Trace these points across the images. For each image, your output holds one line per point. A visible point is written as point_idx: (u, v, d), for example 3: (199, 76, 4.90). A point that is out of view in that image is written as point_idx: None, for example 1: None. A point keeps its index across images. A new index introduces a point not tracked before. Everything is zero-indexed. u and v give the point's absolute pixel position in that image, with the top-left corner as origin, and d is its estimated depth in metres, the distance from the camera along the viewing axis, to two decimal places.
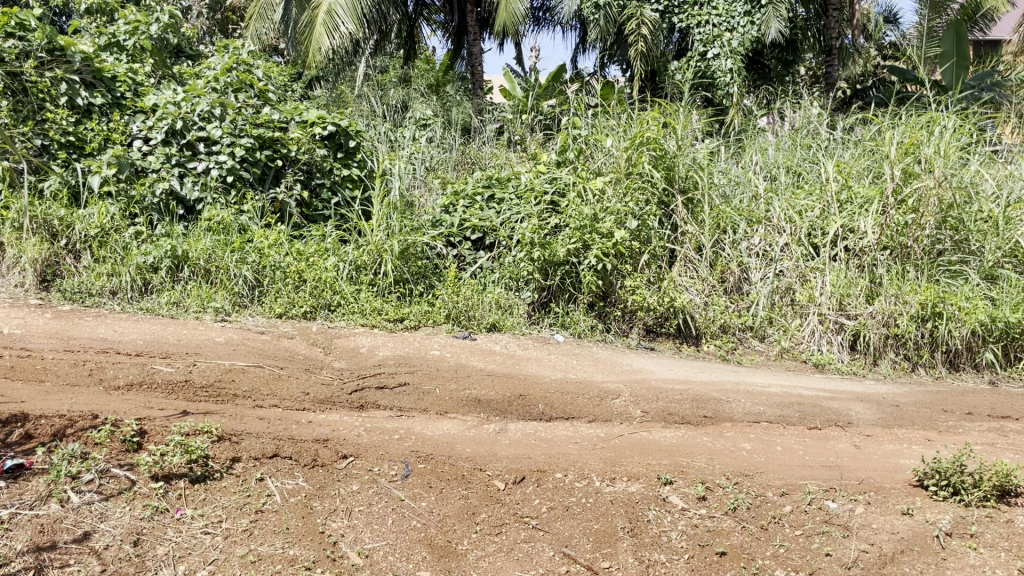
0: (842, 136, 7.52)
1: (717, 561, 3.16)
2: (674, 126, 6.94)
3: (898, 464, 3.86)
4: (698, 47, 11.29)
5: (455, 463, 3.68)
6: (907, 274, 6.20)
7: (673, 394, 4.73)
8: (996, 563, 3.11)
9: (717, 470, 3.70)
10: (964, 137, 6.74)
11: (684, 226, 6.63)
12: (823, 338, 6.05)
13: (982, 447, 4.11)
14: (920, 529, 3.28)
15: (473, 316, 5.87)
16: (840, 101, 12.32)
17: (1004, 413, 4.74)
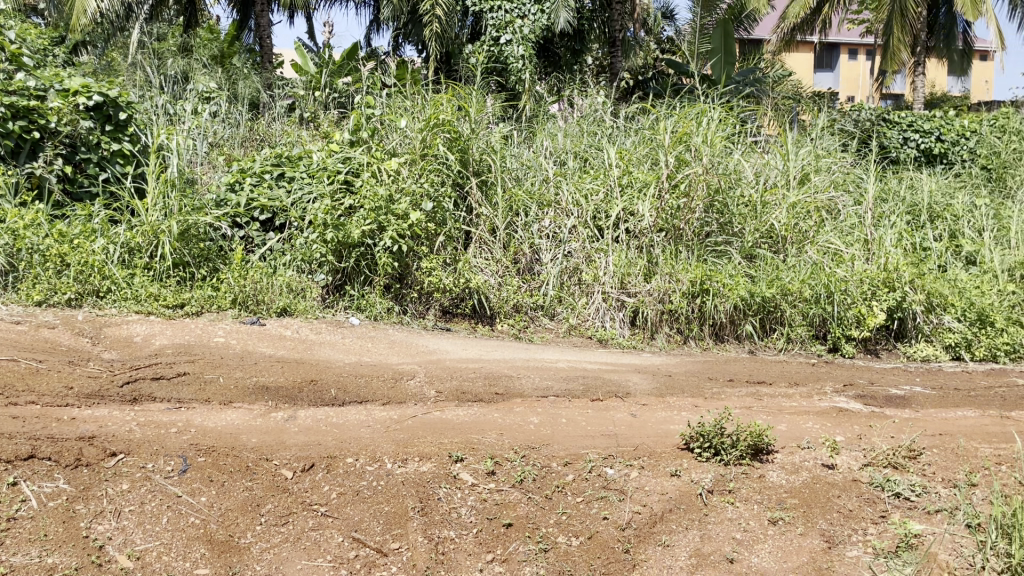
0: (623, 125, 7.97)
1: (503, 533, 3.27)
2: (467, 109, 7.03)
3: (669, 430, 4.17)
4: (491, 31, 11.40)
5: (239, 454, 3.51)
6: (680, 254, 6.69)
7: (466, 372, 4.83)
8: (750, 514, 3.44)
9: (506, 445, 3.81)
10: (727, 129, 7.40)
11: (479, 209, 6.77)
12: (606, 315, 6.39)
13: (739, 411, 4.52)
14: (686, 489, 3.56)
15: (261, 300, 5.63)
16: (623, 92, 13.02)
17: (759, 378, 5.27)
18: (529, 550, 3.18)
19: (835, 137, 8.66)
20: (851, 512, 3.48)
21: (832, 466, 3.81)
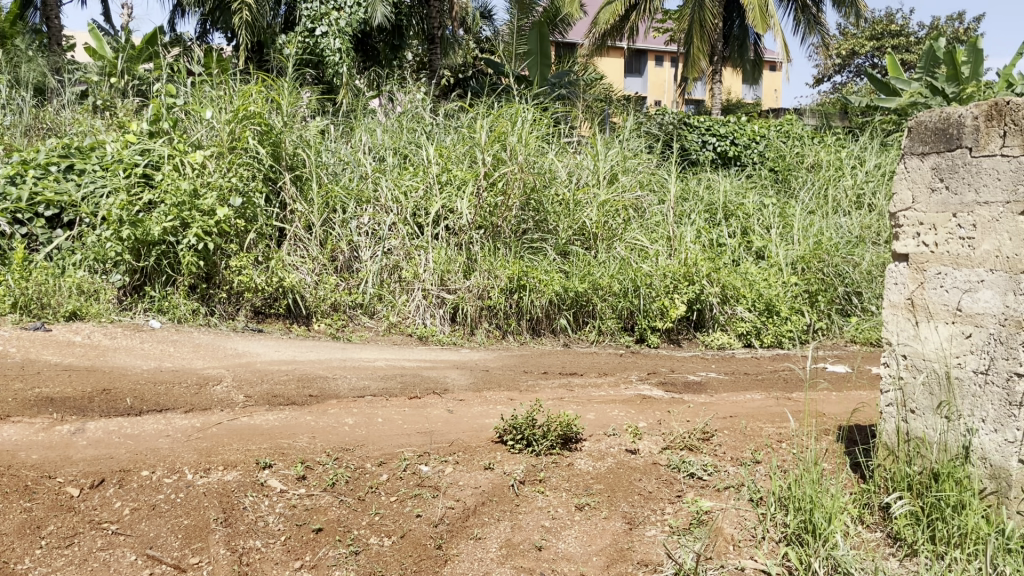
0: (443, 122, 8.00)
1: (312, 538, 3.18)
2: (279, 102, 6.84)
3: (484, 424, 4.24)
4: (306, 22, 11.09)
5: (16, 472, 3.26)
6: (498, 250, 6.80)
7: (278, 374, 4.69)
8: (558, 502, 3.55)
9: (318, 449, 3.73)
10: (540, 129, 7.65)
11: (293, 204, 6.58)
12: (427, 312, 6.38)
13: (552, 402, 4.68)
14: (499, 481, 3.63)
15: (47, 304, 5.19)
16: (442, 89, 13.10)
17: (571, 369, 5.51)
18: (338, 554, 3.12)
19: (641, 139, 9.12)
20: (650, 494, 3.67)
21: (635, 452, 4.02)
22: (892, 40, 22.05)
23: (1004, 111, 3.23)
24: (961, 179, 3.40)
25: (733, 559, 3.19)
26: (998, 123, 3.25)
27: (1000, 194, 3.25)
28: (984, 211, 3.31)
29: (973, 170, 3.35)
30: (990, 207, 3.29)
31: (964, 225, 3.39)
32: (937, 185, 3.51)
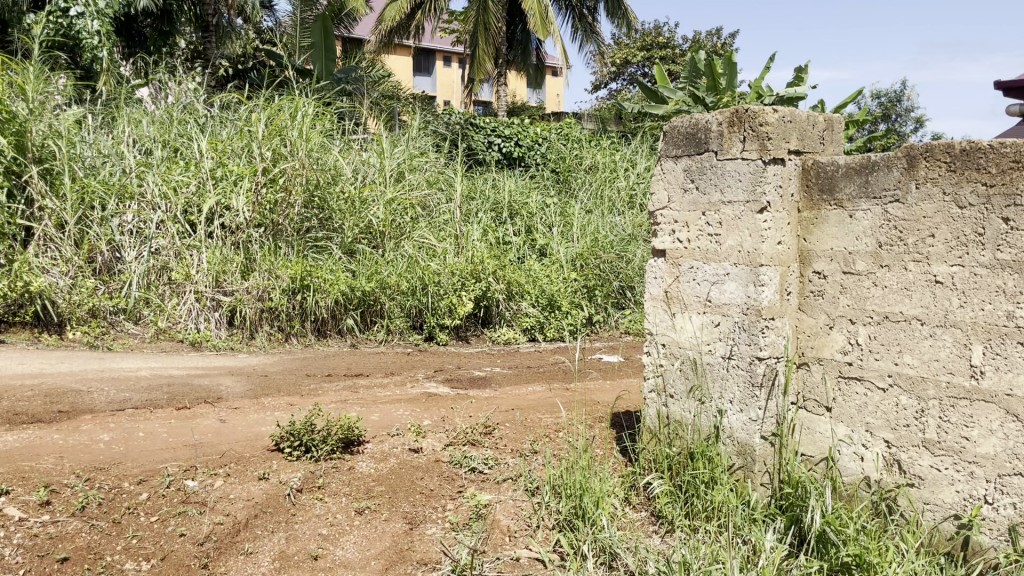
0: (218, 114, 7.57)
1: (56, 569, 2.87)
2: (22, 87, 6.18)
3: (260, 432, 4.04)
4: (58, 1, 10.11)
5: None
6: (279, 250, 6.55)
7: (21, 391, 4.22)
8: (336, 508, 3.45)
9: (66, 470, 3.38)
10: (321, 125, 7.46)
11: (42, 201, 6.02)
12: (200, 316, 6.04)
13: (334, 405, 4.55)
14: (274, 491, 3.47)
15: None
16: (219, 81, 12.49)
17: (357, 371, 5.39)
18: None
19: (428, 137, 9.13)
20: (432, 492, 3.67)
21: (417, 451, 4.01)
22: (661, 52, 23.72)
23: (742, 117, 3.53)
24: (709, 180, 3.72)
25: (509, 550, 3.24)
26: (739, 129, 3.56)
27: (741, 194, 3.57)
28: (728, 209, 3.64)
29: (718, 172, 3.67)
30: (732, 206, 3.62)
31: (712, 223, 3.72)
32: (689, 185, 3.82)
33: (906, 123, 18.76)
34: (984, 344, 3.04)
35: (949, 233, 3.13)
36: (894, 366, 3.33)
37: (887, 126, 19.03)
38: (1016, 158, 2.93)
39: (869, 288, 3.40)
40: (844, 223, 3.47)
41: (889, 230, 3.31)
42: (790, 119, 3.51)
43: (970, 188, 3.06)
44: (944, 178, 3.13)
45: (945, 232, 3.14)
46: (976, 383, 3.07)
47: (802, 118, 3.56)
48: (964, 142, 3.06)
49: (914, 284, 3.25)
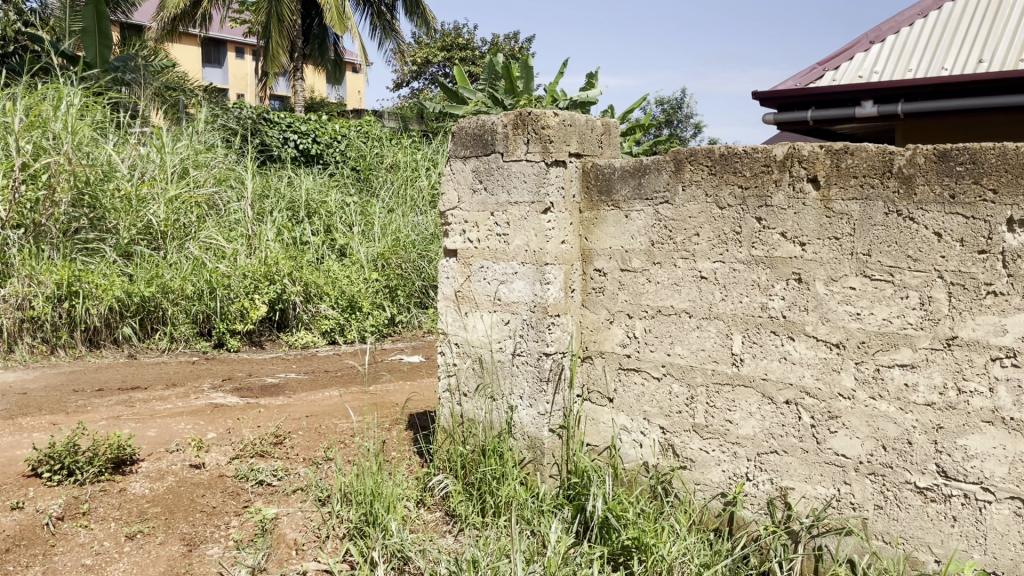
0: None
1: None
2: None
3: (14, 457, 3.64)
4: None
5: None
6: (42, 254, 5.98)
7: None
8: (104, 535, 3.16)
9: None
10: (89, 117, 6.87)
11: None
12: None
13: (105, 422, 4.19)
14: (28, 522, 3.13)
15: None
16: None
17: (133, 384, 5.00)
18: None
19: (216, 132, 8.68)
20: (214, 509, 3.45)
21: (198, 466, 3.77)
22: (461, 52, 23.96)
23: (525, 119, 3.62)
24: (496, 181, 3.79)
25: (295, 564, 3.12)
26: (523, 131, 3.65)
27: (526, 195, 3.66)
28: (515, 210, 3.72)
29: (505, 173, 3.74)
30: (519, 206, 3.70)
31: (499, 223, 3.78)
32: (478, 186, 3.86)
33: (685, 129, 20.09)
34: (743, 333, 3.33)
35: (712, 232, 3.38)
36: (667, 357, 3.54)
37: (670, 131, 20.29)
38: (766, 163, 3.22)
39: (644, 284, 3.59)
40: (621, 222, 3.64)
41: (660, 230, 3.52)
42: (570, 123, 3.64)
43: (728, 190, 3.32)
44: (706, 181, 3.38)
45: (709, 231, 3.39)
46: (736, 369, 3.36)
47: (582, 121, 3.71)
48: (723, 148, 3.32)
49: (683, 279, 3.47)
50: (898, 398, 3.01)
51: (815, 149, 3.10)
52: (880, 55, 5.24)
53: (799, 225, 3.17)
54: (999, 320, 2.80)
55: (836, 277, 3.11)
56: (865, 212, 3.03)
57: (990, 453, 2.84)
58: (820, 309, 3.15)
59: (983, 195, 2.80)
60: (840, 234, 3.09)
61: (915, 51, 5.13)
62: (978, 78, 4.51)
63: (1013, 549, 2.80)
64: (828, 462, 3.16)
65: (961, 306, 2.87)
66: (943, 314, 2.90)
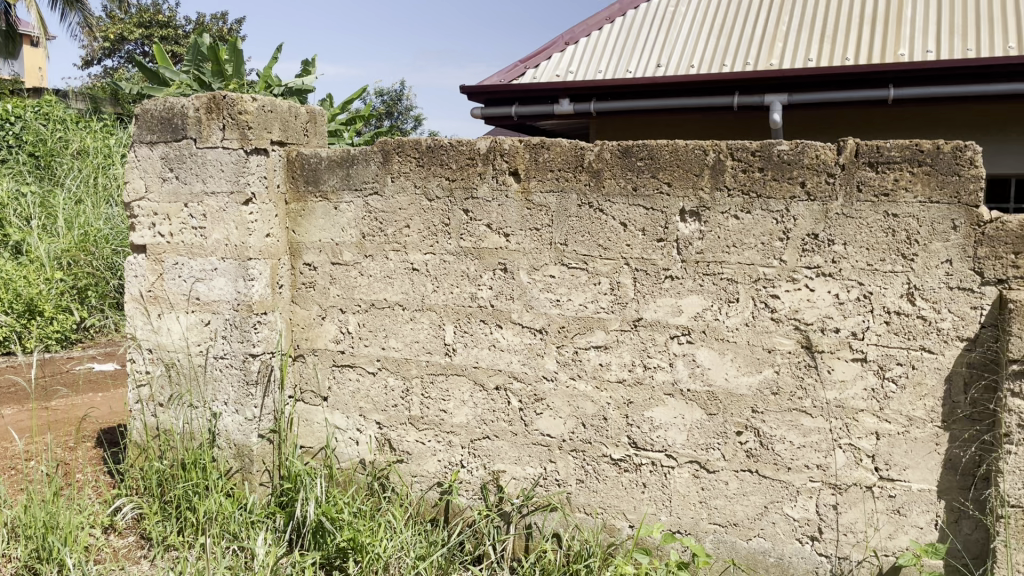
0: None
1: None
2: None
3: None
4: None
5: None
6: None
7: None
8: None
9: None
10: None
11: None
12: None
13: None
14: None
15: None
16: None
17: None
18: None
19: None
20: None
21: None
22: (163, 29, 22.08)
23: (220, 104, 3.36)
24: (189, 169, 3.49)
25: None
26: (217, 116, 3.39)
27: (224, 185, 3.41)
28: (212, 201, 3.45)
29: (199, 161, 3.46)
30: (216, 197, 3.44)
31: (195, 215, 3.49)
32: (168, 174, 3.53)
33: (405, 121, 20.20)
34: (454, 324, 3.37)
35: (421, 224, 3.37)
36: (380, 351, 3.49)
37: (389, 122, 20.27)
38: (471, 156, 3.27)
39: (355, 277, 3.50)
40: (330, 214, 3.51)
41: (370, 222, 3.44)
42: (271, 109, 3.43)
43: (435, 182, 3.33)
44: (414, 172, 3.36)
45: (418, 222, 3.38)
46: (450, 359, 3.39)
47: (284, 107, 3.52)
48: (429, 140, 3.31)
49: (394, 272, 3.43)
50: (594, 377, 3.21)
51: (515, 143, 3.20)
52: (575, 55, 5.59)
53: (503, 217, 3.26)
54: (676, 302, 3.09)
55: (538, 266, 3.24)
56: (561, 204, 3.19)
57: (672, 423, 3.13)
58: (524, 297, 3.27)
59: (660, 188, 3.07)
60: (540, 225, 3.22)
61: (605, 53, 5.52)
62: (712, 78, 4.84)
63: (693, 508, 3.13)
64: (535, 443, 3.30)
65: (645, 290, 3.12)
66: (630, 298, 3.14)
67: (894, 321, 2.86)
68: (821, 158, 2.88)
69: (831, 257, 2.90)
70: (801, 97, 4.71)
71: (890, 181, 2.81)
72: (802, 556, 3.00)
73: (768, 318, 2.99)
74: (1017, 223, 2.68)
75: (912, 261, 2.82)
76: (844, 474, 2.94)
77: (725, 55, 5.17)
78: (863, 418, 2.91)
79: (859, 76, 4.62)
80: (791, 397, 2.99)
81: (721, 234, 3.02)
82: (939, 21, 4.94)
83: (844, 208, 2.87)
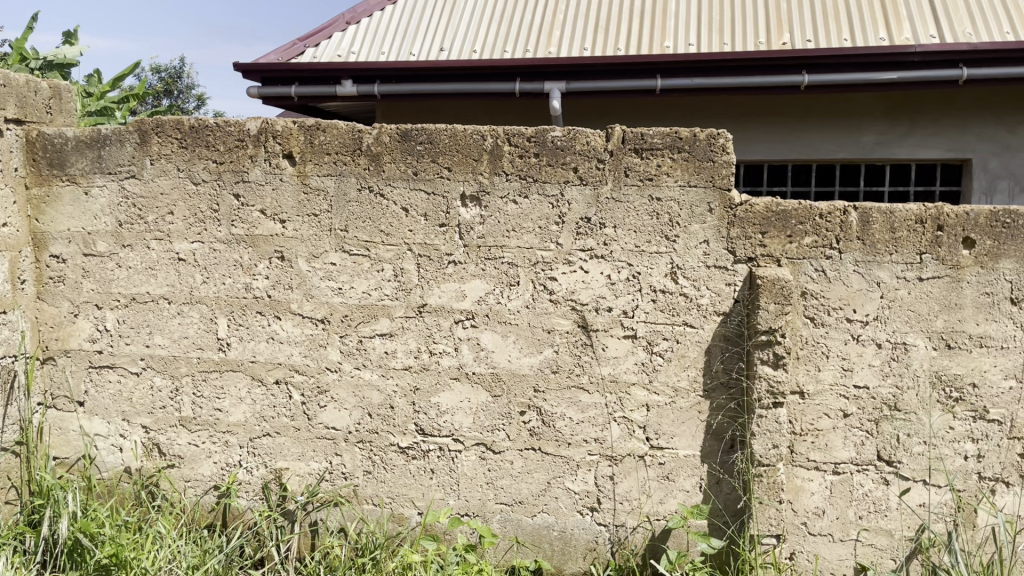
0: None
1: None
2: None
3: None
4: None
5: None
6: None
7: None
8: None
9: None
10: None
11: None
12: None
13: None
14: None
15: None
16: None
17: None
18: None
19: None
20: None
21: None
22: None
23: None
24: None
25: None
26: None
27: None
28: None
29: None
30: None
31: None
32: None
33: (188, 101, 18.94)
34: (228, 317, 3.17)
35: (187, 210, 3.14)
36: (145, 349, 3.22)
37: (170, 102, 18.93)
38: (240, 138, 3.09)
39: (113, 269, 3.20)
40: (80, 201, 3.18)
41: (127, 208, 3.16)
42: (3, 82, 3.07)
43: (201, 165, 3.11)
44: (177, 155, 3.12)
45: (184, 208, 3.14)
46: (223, 354, 3.19)
47: (21, 81, 3.14)
48: (192, 120, 3.09)
49: (158, 263, 3.18)
50: (379, 366, 3.15)
51: (288, 124, 3.05)
52: (357, 36, 5.45)
53: (278, 202, 3.10)
54: (459, 286, 3.09)
55: (317, 254, 3.12)
56: (339, 188, 3.08)
57: (458, 407, 3.14)
58: (303, 286, 3.14)
59: (440, 172, 3.05)
60: (318, 211, 3.10)
61: (387, 35, 5.43)
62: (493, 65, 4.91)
63: (480, 490, 3.16)
64: (319, 437, 3.19)
65: (427, 275, 3.10)
66: (413, 284, 3.10)
67: (660, 299, 3.02)
68: (592, 145, 2.98)
69: (603, 240, 3.02)
70: (579, 85, 4.89)
71: (654, 166, 2.96)
72: (583, 527, 3.12)
73: (547, 299, 3.07)
74: (763, 206, 2.92)
75: (675, 242, 2.99)
76: (619, 446, 3.09)
77: (505, 41, 5.24)
78: (635, 391, 3.07)
79: (629, 67, 4.86)
80: (570, 374, 3.09)
81: (500, 218, 3.05)
82: (698, 17, 5.29)
83: (614, 192, 3.00)
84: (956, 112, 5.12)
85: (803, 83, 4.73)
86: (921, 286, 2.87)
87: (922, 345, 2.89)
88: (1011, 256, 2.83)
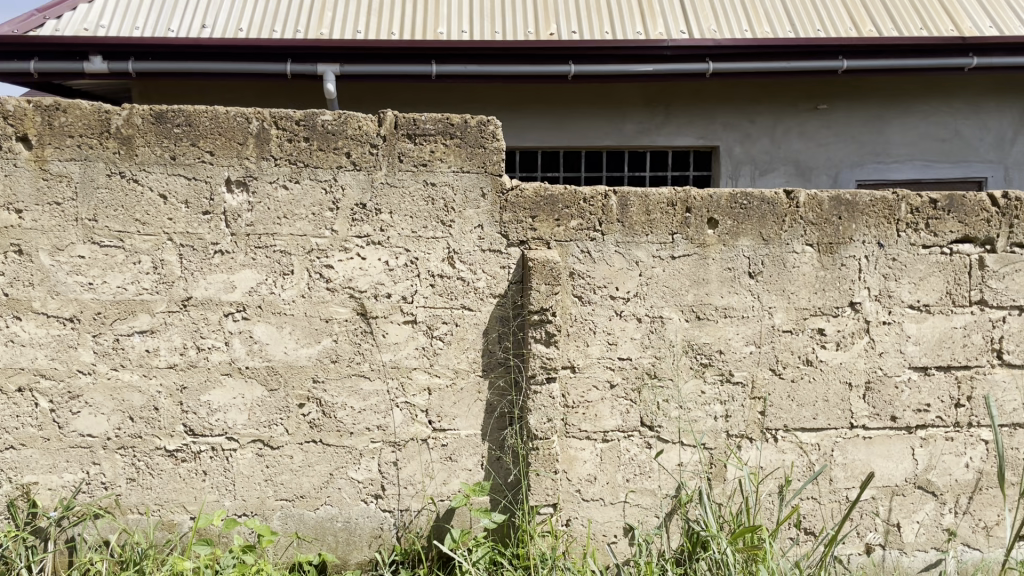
0: None
1: None
2: None
3: None
4: None
5: None
6: None
7: None
8: None
9: None
10: None
11: None
12: None
13: None
14: None
15: None
16: None
17: None
18: None
19: None
20: None
21: None
22: None
23: None
24: None
25: None
26: None
27: None
28: None
29: None
30: None
31: None
32: None
33: None
34: None
35: None
36: None
37: None
38: None
39: None
40: None
41: None
42: None
43: None
44: None
45: None
46: None
47: None
48: None
49: None
50: (140, 365, 2.94)
51: (22, 104, 2.75)
52: (104, 9, 5.03)
53: (12, 190, 2.79)
54: (228, 277, 2.95)
55: (62, 246, 2.84)
56: (86, 173, 2.83)
57: (231, 403, 3.00)
58: (47, 283, 2.85)
59: (201, 156, 2.88)
60: (61, 199, 2.82)
61: (141, 10, 5.05)
62: (260, 45, 4.72)
63: (258, 487, 3.04)
64: (73, 445, 2.93)
65: (192, 266, 2.92)
66: (176, 276, 2.92)
67: (437, 283, 3.05)
68: (364, 129, 2.95)
69: (379, 226, 3.00)
70: (353, 68, 4.83)
71: (427, 152, 2.98)
72: (367, 515, 3.10)
73: (323, 288, 3.00)
74: (532, 191, 3.04)
75: (450, 227, 3.03)
76: (401, 431, 3.10)
77: (274, 20, 5.05)
78: (416, 376, 3.08)
79: (403, 51, 4.85)
80: (350, 363, 3.04)
81: (270, 205, 2.94)
82: (471, 6, 5.37)
83: (387, 177, 2.98)
84: (706, 103, 5.58)
85: (570, 73, 4.98)
86: (674, 263, 3.11)
87: (676, 318, 3.14)
88: (749, 234, 3.13)
